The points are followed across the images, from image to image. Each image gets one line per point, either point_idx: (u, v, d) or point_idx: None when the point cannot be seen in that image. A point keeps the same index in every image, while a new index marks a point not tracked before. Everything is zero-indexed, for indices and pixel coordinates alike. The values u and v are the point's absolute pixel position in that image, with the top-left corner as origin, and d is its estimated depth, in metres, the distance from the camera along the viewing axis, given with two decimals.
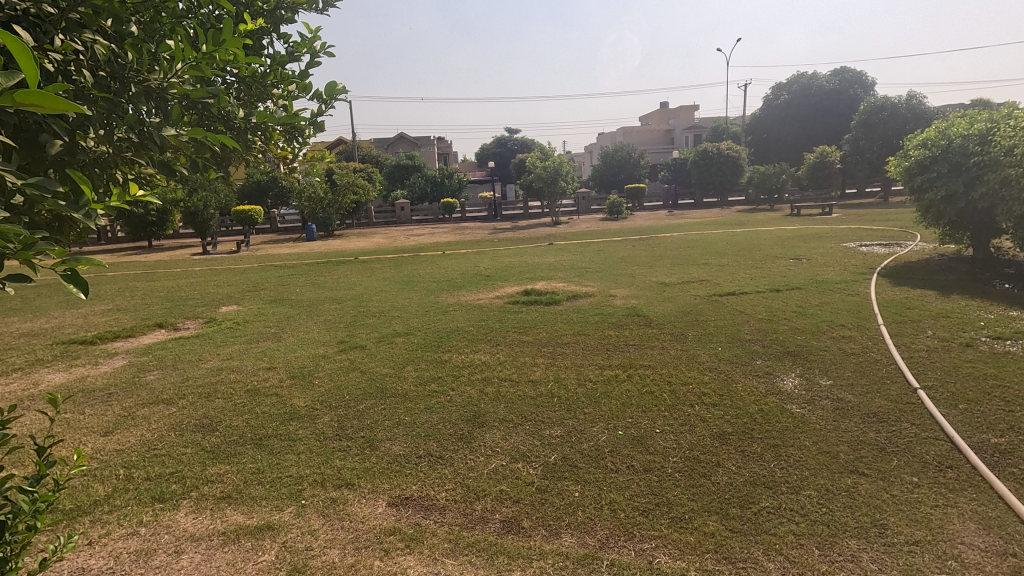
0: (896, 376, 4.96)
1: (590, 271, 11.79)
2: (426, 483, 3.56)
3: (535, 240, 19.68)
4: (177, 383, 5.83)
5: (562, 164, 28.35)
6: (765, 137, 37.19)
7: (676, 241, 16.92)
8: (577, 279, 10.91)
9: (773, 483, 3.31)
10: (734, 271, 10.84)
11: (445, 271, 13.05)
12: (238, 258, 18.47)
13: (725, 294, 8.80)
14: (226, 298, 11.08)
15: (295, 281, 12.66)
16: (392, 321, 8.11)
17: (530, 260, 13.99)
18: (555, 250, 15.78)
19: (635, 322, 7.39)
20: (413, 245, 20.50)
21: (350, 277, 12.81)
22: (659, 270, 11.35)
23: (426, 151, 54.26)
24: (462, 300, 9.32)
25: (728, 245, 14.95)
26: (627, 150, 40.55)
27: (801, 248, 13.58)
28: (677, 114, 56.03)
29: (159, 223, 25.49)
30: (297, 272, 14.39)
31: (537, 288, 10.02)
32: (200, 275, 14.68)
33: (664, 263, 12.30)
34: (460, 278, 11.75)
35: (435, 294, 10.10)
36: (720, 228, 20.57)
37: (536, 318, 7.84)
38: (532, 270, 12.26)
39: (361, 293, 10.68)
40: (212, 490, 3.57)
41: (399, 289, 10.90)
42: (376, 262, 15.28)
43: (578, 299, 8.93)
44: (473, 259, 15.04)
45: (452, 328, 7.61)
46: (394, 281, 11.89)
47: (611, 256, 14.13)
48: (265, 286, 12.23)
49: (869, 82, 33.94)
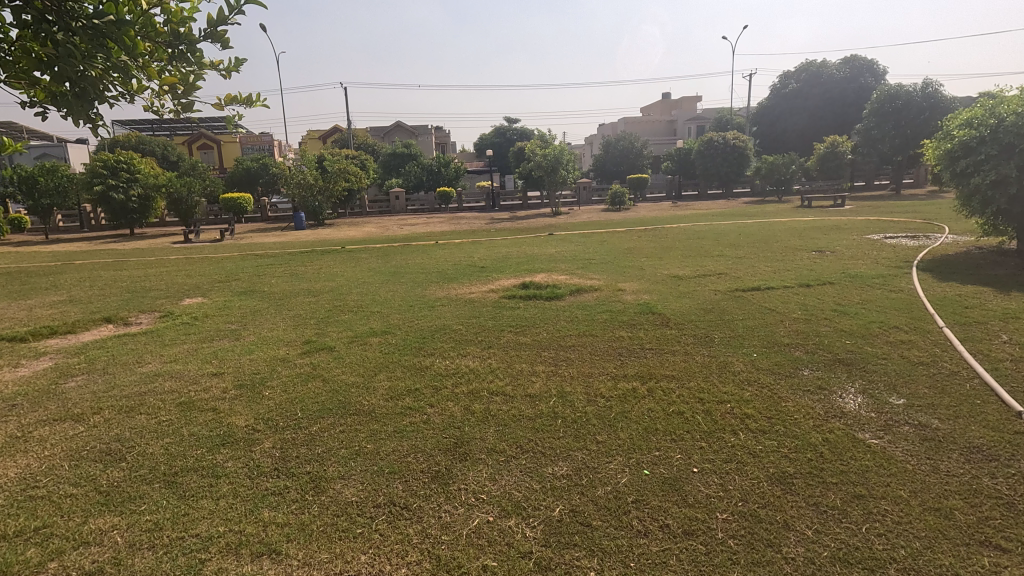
0: (987, 395, 3.95)
1: (594, 263, 10.72)
2: (381, 552, 2.56)
3: (534, 231, 18.73)
4: (98, 394, 4.78)
5: (563, 151, 27.03)
6: (772, 127, 36.00)
7: (685, 232, 15.85)
8: (580, 271, 9.86)
9: (872, 564, 2.35)
10: (754, 264, 9.81)
11: (437, 261, 12.03)
12: (219, 247, 17.40)
13: (748, 289, 7.79)
14: (192, 289, 10.01)
15: (272, 272, 11.60)
16: (369, 318, 7.06)
17: (528, 251, 12.91)
18: (554, 241, 14.70)
19: (650, 321, 6.34)
20: (406, 235, 19.50)
21: (332, 268, 11.74)
22: (670, 262, 10.32)
23: (423, 140, 53.01)
24: (452, 294, 8.30)
25: (742, 237, 13.88)
26: (630, 139, 39.38)
27: (821, 240, 12.55)
28: (680, 104, 54.74)
29: (141, 210, 24.38)
30: (277, 261, 13.41)
31: (536, 281, 8.99)
32: (174, 265, 13.59)
33: (675, 256, 11.25)
34: (452, 270, 10.69)
35: (422, 287, 9.06)
36: (728, 219, 19.54)
37: (536, 315, 6.81)
38: (531, 262, 11.23)
39: (342, 285, 9.65)
40: (83, 559, 2.58)
41: (383, 281, 9.84)
42: (362, 252, 14.20)
43: (582, 294, 7.90)
44: (466, 249, 13.99)
45: (437, 326, 6.57)
46: (379, 273, 10.84)
47: (616, 247, 13.08)
48: (239, 277, 11.18)
49: (881, 70, 32.76)
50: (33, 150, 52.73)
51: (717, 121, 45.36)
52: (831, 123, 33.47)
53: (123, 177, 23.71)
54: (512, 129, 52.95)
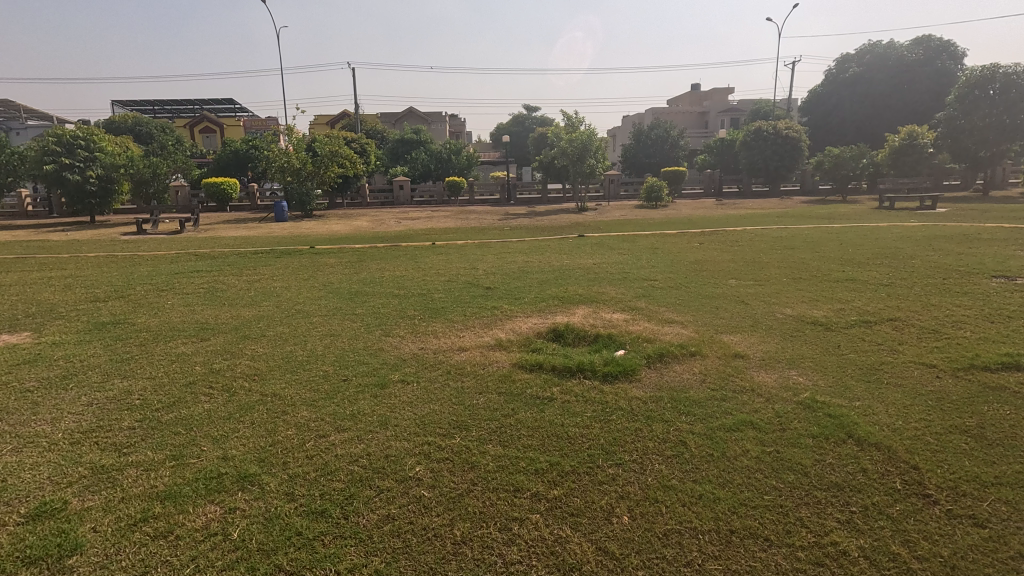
0: None
1: (659, 288, 6.97)
2: None
3: (560, 230, 15.14)
4: None
5: (591, 137, 23.12)
6: (827, 116, 31.90)
7: (757, 238, 12.06)
8: (643, 304, 6.18)
9: None
10: (927, 300, 6.03)
11: (426, 274, 8.45)
12: (168, 243, 13.96)
13: (997, 366, 4.00)
14: (36, 315, 6.41)
15: (183, 286, 7.99)
16: (243, 421, 3.41)
17: (553, 261, 9.25)
18: (588, 246, 11.06)
19: (880, 482, 2.62)
20: (402, 231, 16.03)
21: (273, 282, 8.15)
22: (780, 293, 6.61)
23: (435, 127, 49.41)
24: (431, 351, 4.64)
25: (848, 249, 10.09)
26: (664, 128, 35.38)
27: (978, 258, 8.71)
28: (713, 94, 50.61)
29: (101, 195, 20.85)
30: (213, 266, 9.88)
31: (575, 325, 5.33)
32: (80, 266, 10.11)
33: (775, 280, 7.53)
34: (441, 293, 7.07)
35: (381, 329, 5.39)
36: (801, 222, 15.74)
37: (591, 434, 3.14)
38: (561, 280, 7.59)
39: (261, 319, 6.01)
40: None
41: (329, 312, 6.19)
42: (332, 256, 10.59)
43: (669, 364, 4.18)
44: (471, 255, 10.36)
45: (371, 461, 2.91)
46: (333, 293, 7.24)
47: (678, 260, 9.36)
48: (130, 293, 7.60)
49: (960, 52, 28.35)
50: (29, 129, 49.77)
51: (755, 112, 41.18)
52: (898, 112, 29.21)
53: (81, 156, 20.34)
54: (531, 118, 49.22)
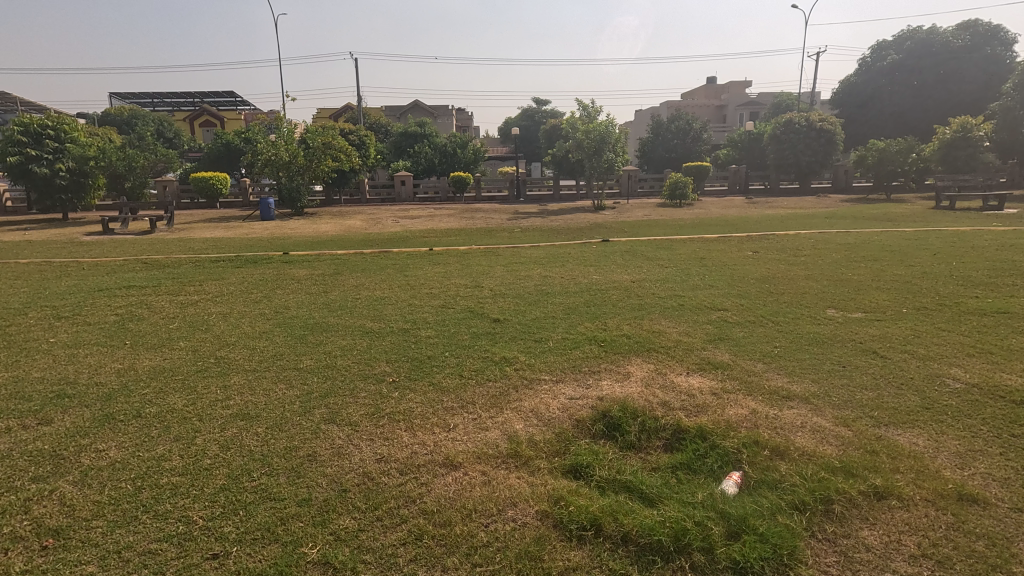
0: None
1: (738, 326, 4.93)
2: None
3: (579, 233, 13.08)
4: None
5: (609, 128, 21.00)
6: (864, 109, 29.62)
7: (820, 244, 9.93)
8: (728, 356, 4.14)
9: None
10: None
11: (416, 294, 6.46)
12: (127, 245, 12.06)
13: None
14: None
15: (95, 310, 6.03)
16: None
17: (579, 277, 7.23)
18: (618, 255, 9.04)
19: None
20: (397, 232, 14.08)
21: (214, 305, 6.18)
22: (919, 336, 4.54)
23: (441, 121, 47.40)
24: (393, 470, 2.62)
25: (949, 261, 7.97)
26: (685, 121, 33.14)
27: None
28: (732, 87, 48.22)
29: (74, 189, 19.05)
30: (155, 278, 7.91)
31: (636, 403, 3.29)
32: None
33: (892, 310, 5.44)
34: (430, 328, 5.06)
35: (325, 407, 3.36)
36: (858, 223, 13.57)
37: None
38: (597, 308, 5.56)
39: (155, 377, 4.00)
40: None
41: (258, 364, 4.18)
42: (304, 266, 8.60)
43: (850, 524, 2.15)
44: (474, 266, 8.37)
45: None
46: (283, 327, 5.24)
47: (739, 276, 7.30)
48: (15, 321, 5.63)
49: (1012, 37, 25.81)
50: None
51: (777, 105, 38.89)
52: (942, 103, 26.78)
53: (49, 148, 18.42)
54: (541, 112, 47.08)
